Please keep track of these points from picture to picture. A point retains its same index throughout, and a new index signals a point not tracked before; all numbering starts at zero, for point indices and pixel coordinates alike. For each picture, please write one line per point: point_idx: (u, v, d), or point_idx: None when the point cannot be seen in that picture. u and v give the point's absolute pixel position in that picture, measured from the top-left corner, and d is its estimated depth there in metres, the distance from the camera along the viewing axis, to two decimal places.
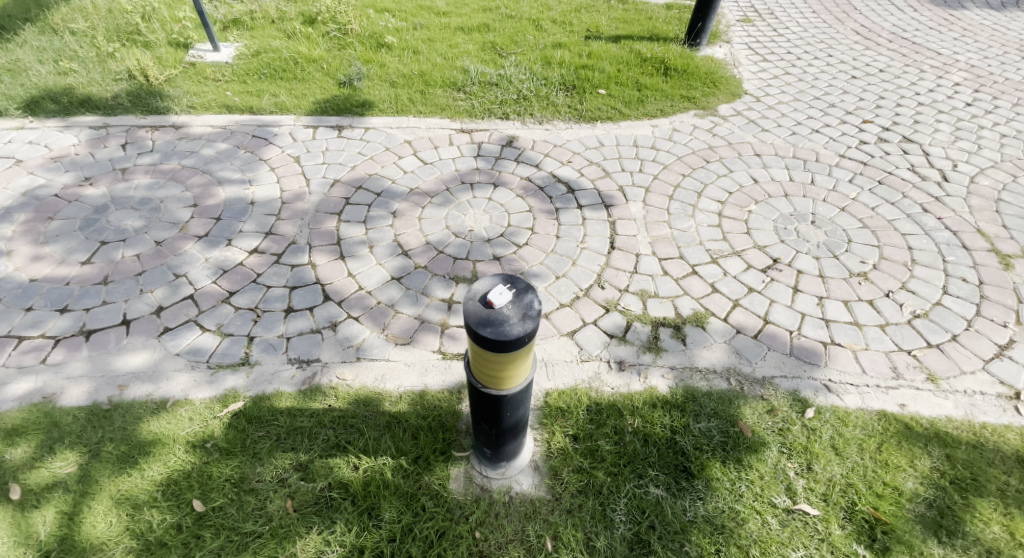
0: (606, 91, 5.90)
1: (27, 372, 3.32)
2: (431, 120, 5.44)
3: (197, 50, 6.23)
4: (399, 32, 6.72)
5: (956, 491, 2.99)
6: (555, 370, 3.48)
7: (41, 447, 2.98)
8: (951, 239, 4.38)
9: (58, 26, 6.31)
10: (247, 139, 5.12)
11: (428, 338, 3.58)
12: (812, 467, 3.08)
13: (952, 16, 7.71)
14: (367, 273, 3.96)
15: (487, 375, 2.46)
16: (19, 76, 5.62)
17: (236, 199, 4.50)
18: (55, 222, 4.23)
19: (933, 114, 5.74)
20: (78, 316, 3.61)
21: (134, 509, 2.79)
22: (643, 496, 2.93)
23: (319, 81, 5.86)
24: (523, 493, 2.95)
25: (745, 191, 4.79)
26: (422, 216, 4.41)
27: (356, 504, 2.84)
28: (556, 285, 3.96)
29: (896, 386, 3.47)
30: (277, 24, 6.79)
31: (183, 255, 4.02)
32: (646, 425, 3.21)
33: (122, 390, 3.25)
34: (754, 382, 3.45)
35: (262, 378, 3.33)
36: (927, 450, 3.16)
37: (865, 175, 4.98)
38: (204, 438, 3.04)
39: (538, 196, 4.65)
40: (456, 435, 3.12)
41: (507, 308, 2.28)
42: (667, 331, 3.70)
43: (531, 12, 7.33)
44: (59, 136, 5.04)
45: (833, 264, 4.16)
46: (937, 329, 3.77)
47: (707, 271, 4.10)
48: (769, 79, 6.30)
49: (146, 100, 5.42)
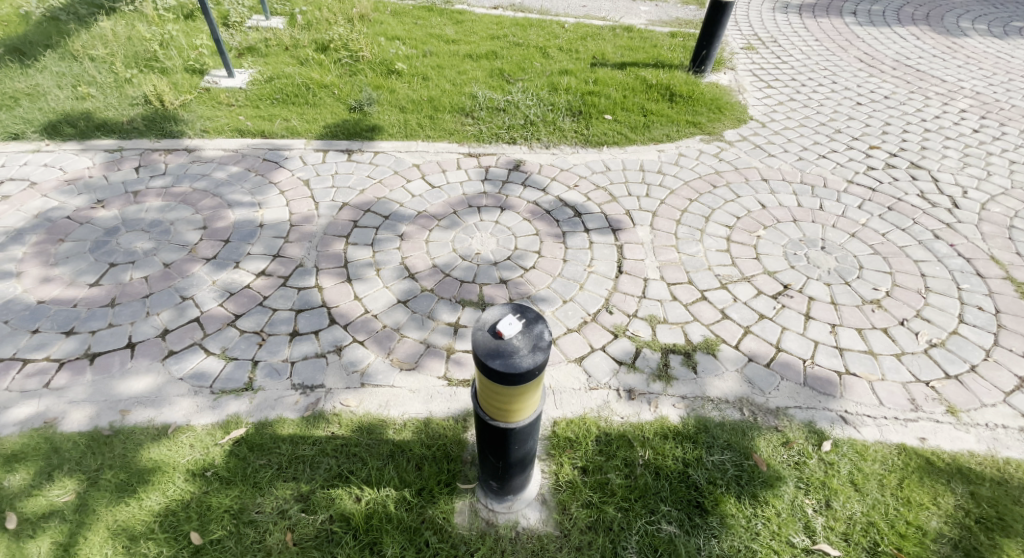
0: (612, 116, 5.91)
1: (30, 396, 3.28)
2: (439, 144, 5.46)
3: (212, 76, 6.31)
4: (409, 59, 6.80)
5: (983, 531, 2.86)
6: (563, 398, 3.40)
7: (39, 474, 2.92)
8: (965, 267, 4.30)
9: (78, 53, 6.42)
10: (257, 162, 5.15)
11: (434, 363, 3.52)
12: (831, 504, 2.96)
13: (956, 44, 7.73)
14: (374, 297, 3.91)
15: (495, 408, 2.39)
16: (39, 101, 5.70)
17: (245, 221, 4.50)
18: (66, 244, 4.23)
19: (941, 140, 5.71)
20: (84, 338, 3.58)
21: (131, 541, 2.71)
22: (655, 534, 2.83)
23: (330, 106, 5.91)
24: (530, 528, 2.85)
25: (753, 216, 4.74)
26: (429, 239, 4.39)
27: (358, 538, 2.75)
28: (563, 310, 3.90)
29: (916, 419, 3.36)
30: (291, 51, 6.88)
31: (190, 277, 4.00)
32: (657, 457, 3.12)
33: (124, 415, 3.19)
34: (768, 413, 3.36)
35: (266, 404, 3.27)
36: (950, 487, 3.04)
37: (875, 201, 4.91)
38: (204, 467, 2.97)
39: (545, 220, 4.62)
40: (461, 466, 3.04)
41: (517, 339, 2.23)
42: (678, 358, 3.62)
43: (538, 41, 7.41)
44: (74, 159, 5.08)
45: (845, 290, 4.08)
46: (955, 360, 3.67)
47: (717, 296, 4.03)
48: (775, 105, 6.30)
49: (161, 124, 5.48)
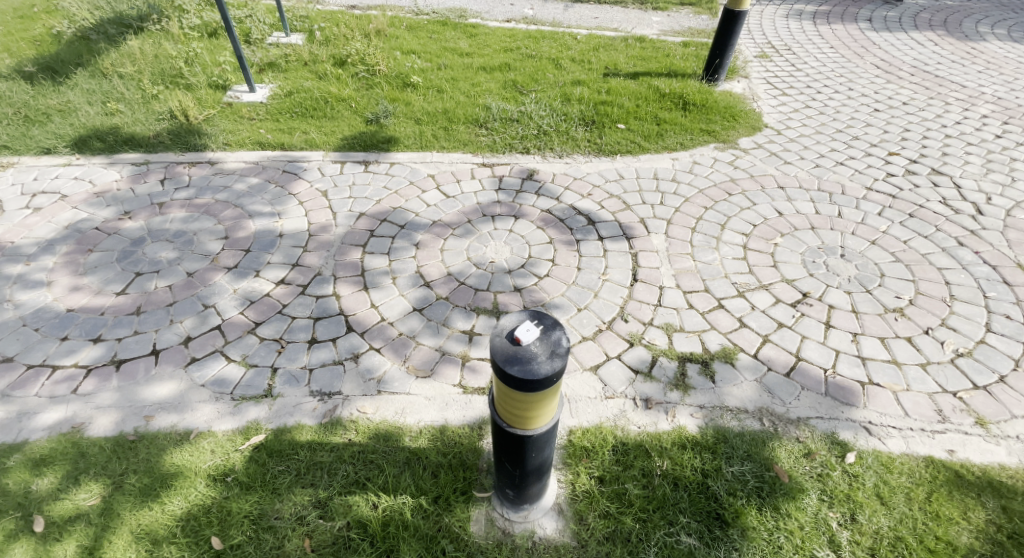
0: (625, 125, 5.92)
1: (58, 401, 3.36)
2: (453, 155, 5.51)
3: (234, 91, 6.45)
4: (424, 72, 6.90)
5: (1015, 547, 2.78)
6: (579, 407, 3.39)
7: (66, 478, 2.98)
8: (990, 274, 4.21)
9: (107, 71, 6.63)
10: (277, 174, 5.25)
11: (449, 371, 3.53)
12: (856, 518, 2.91)
13: (975, 50, 7.63)
14: (390, 305, 3.95)
15: (511, 415, 2.40)
16: (69, 116, 5.89)
17: (266, 231, 4.58)
18: (95, 254, 4.35)
19: (962, 146, 5.62)
20: (110, 345, 3.67)
21: (153, 545, 2.76)
22: (674, 545, 2.80)
23: (347, 119, 6.02)
24: (547, 538, 2.84)
25: (769, 223, 4.70)
26: (444, 247, 4.42)
27: (375, 545, 2.76)
28: (578, 318, 3.90)
29: (943, 431, 3.28)
30: (309, 66, 7.02)
31: (212, 286, 4.08)
32: (675, 467, 3.09)
33: (148, 421, 3.26)
34: (788, 423, 3.31)
35: (284, 410, 3.31)
36: (980, 501, 2.96)
37: (895, 208, 4.85)
38: (225, 472, 3.02)
39: (559, 228, 4.63)
40: (477, 474, 3.04)
41: (536, 345, 2.24)
42: (695, 368, 3.59)
43: (551, 52, 7.47)
44: (103, 172, 5.23)
45: (867, 299, 4.02)
46: (982, 370, 3.58)
47: (734, 305, 3.99)
48: (790, 112, 6.27)
49: (185, 138, 5.62)
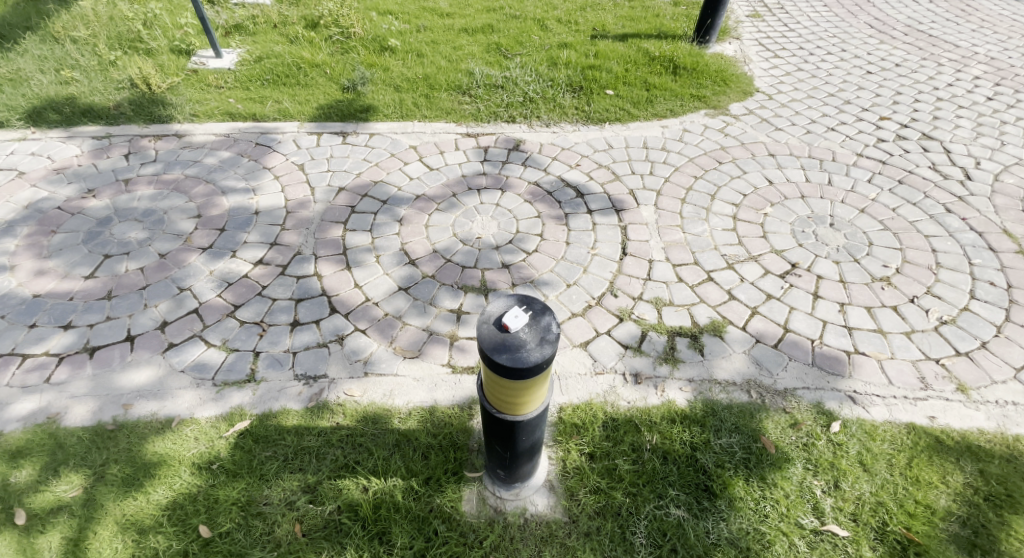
0: (614, 91, 5.75)
1: (31, 391, 3.24)
2: (436, 124, 5.32)
3: (199, 57, 6.10)
4: (402, 34, 6.59)
5: (991, 508, 2.86)
6: (569, 384, 3.36)
7: (45, 469, 2.90)
8: (976, 241, 4.22)
9: (59, 35, 6.21)
10: (250, 147, 5.02)
11: (437, 350, 3.47)
12: (840, 485, 2.96)
13: (968, 7, 7.49)
14: (374, 284, 3.84)
15: (501, 401, 2.35)
16: (21, 86, 5.54)
17: (240, 208, 4.40)
18: (59, 235, 4.14)
19: (953, 109, 5.57)
20: (82, 332, 3.52)
21: (140, 534, 2.71)
22: (664, 518, 2.82)
23: (323, 86, 5.75)
24: (539, 515, 2.84)
25: (760, 192, 4.64)
26: (429, 222, 4.30)
27: (365, 528, 2.74)
28: (567, 293, 3.84)
29: (926, 397, 3.33)
30: (279, 28, 6.66)
31: (187, 268, 3.92)
32: (665, 441, 3.09)
33: (127, 409, 3.16)
34: (775, 394, 3.33)
35: (269, 395, 3.23)
36: (959, 465, 3.03)
37: (884, 175, 4.81)
38: (210, 460, 2.95)
39: (547, 202, 4.52)
40: (468, 455, 3.02)
41: (524, 332, 2.17)
42: (684, 341, 3.57)
43: (536, 12, 7.18)
44: (61, 147, 4.95)
45: (855, 268, 4.01)
46: (965, 337, 3.62)
47: (723, 277, 3.96)
48: (780, 76, 6.13)
49: (149, 109, 5.33)
